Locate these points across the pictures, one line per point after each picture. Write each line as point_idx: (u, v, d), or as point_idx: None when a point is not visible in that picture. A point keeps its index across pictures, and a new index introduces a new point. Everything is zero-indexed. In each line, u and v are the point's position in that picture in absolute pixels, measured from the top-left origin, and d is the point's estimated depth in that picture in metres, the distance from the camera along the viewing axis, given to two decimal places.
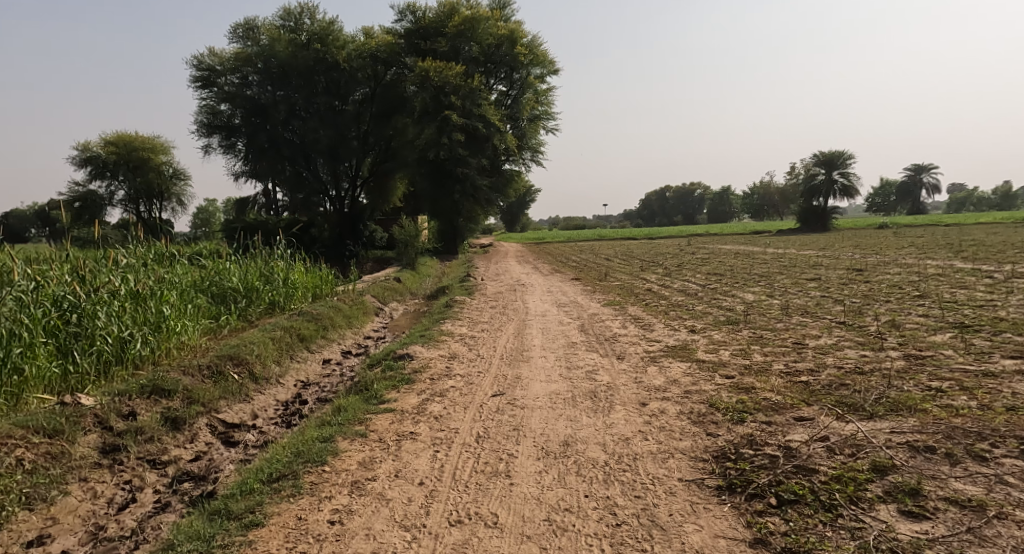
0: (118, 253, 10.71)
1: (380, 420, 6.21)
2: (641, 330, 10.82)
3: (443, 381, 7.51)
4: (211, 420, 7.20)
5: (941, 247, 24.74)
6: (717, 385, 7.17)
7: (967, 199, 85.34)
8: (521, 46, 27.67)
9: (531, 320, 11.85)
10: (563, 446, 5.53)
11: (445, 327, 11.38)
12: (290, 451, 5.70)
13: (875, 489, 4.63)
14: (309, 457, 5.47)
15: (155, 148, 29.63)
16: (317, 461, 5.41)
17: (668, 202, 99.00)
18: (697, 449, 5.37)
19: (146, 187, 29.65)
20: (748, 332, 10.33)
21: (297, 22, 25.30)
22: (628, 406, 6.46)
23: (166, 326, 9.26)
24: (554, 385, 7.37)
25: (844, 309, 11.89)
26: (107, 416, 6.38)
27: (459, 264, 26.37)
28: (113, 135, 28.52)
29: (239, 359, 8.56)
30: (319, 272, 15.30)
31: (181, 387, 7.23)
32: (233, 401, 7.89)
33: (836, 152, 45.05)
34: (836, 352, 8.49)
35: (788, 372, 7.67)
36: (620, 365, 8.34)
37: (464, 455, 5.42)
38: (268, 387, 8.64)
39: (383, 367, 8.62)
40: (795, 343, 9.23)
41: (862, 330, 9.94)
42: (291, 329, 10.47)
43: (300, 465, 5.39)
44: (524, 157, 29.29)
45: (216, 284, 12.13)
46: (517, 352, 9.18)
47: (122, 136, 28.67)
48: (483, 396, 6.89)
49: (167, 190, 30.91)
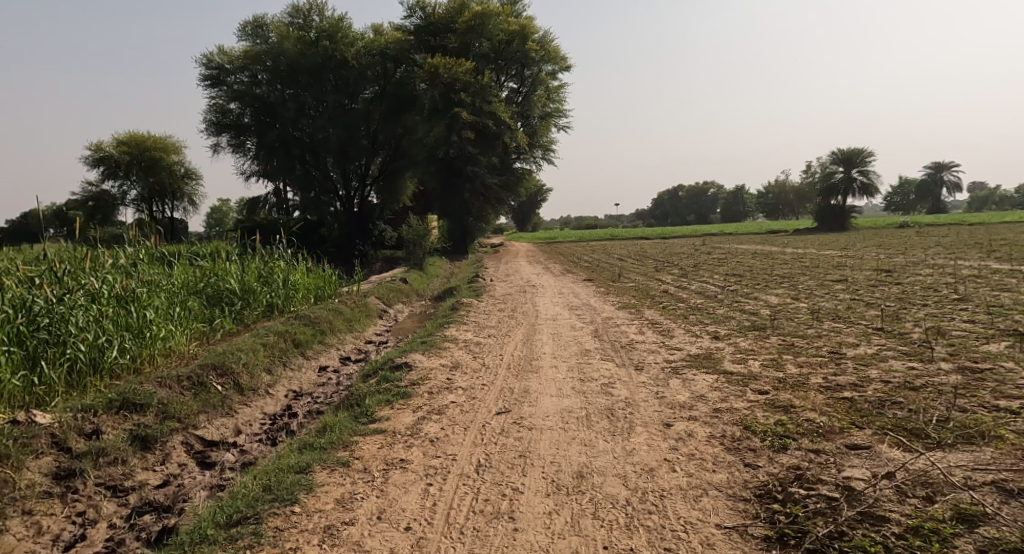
0: (103, 254, 10.05)
1: (367, 444, 5.41)
2: (660, 336, 10.05)
3: (443, 396, 6.76)
4: (188, 438, 6.49)
5: (972, 246, 23.79)
6: (749, 402, 6.40)
7: (989, 198, 83.71)
8: (532, 42, 26.84)
9: (542, 325, 11.11)
10: (576, 478, 4.76)
11: (450, 333, 10.67)
12: (260, 484, 4.94)
13: (965, 546, 3.84)
14: (278, 495, 4.72)
15: (166, 147, 29.14)
16: (286, 500, 4.65)
17: (680, 202, 97.64)
18: (736, 485, 4.59)
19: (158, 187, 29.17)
20: (777, 338, 9.56)
21: (305, 20, 24.60)
22: (650, 428, 5.69)
23: (150, 333, 8.62)
24: (566, 400, 6.61)
25: (880, 313, 11.10)
26: (65, 435, 5.70)
27: (468, 265, 25.65)
28: (125, 135, 27.99)
29: (224, 369, 7.84)
30: (322, 273, 14.63)
31: (155, 400, 6.55)
32: (214, 416, 7.12)
33: (855, 150, 43.93)
34: (879, 363, 7.71)
35: (828, 386, 6.89)
36: (638, 377, 7.56)
37: (461, 490, 4.66)
38: (256, 399, 7.93)
39: (379, 378, 7.86)
40: (831, 353, 8.45)
41: (903, 337, 9.18)
42: (285, 334, 9.80)
43: (266, 504, 4.64)
44: (535, 155, 28.58)
45: (213, 285, 11.49)
46: (526, 361, 8.44)
47: (134, 136, 28.09)
48: (485, 414, 6.15)
49: (179, 191, 30.36)
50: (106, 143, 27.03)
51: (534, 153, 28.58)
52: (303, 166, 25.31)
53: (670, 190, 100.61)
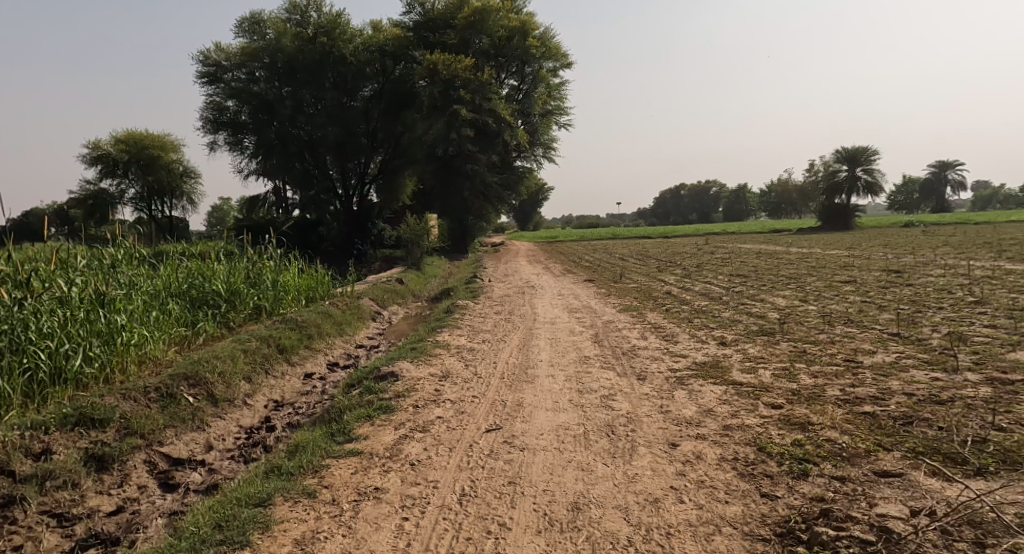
0: (77, 256, 9.51)
1: (340, 469, 4.89)
2: (664, 341, 9.51)
3: (429, 411, 6.22)
4: (152, 456, 5.98)
5: (982, 246, 23.20)
6: (762, 417, 5.85)
7: (993, 197, 83.18)
8: (533, 38, 26.25)
9: (540, 329, 10.57)
10: (572, 510, 4.28)
11: (443, 338, 10.13)
12: (211, 520, 4.45)
13: None
14: (229, 535, 4.23)
15: (165, 145, 28.63)
16: (237, 542, 4.16)
17: (682, 201, 97.10)
18: (752, 520, 4.10)
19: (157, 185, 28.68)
20: (787, 345, 9.03)
21: (303, 16, 23.94)
22: (654, 448, 5.16)
23: (121, 338, 8.11)
24: (562, 415, 6.08)
25: (894, 317, 10.56)
26: (8, 457, 5.26)
27: (468, 265, 25.13)
28: (123, 133, 27.52)
29: (196, 379, 7.30)
30: (315, 273, 14.06)
31: (117, 414, 6.03)
32: (183, 431, 6.60)
33: (860, 148, 43.42)
34: (900, 374, 7.16)
35: (846, 400, 6.37)
36: (642, 389, 7.02)
37: (441, 526, 4.18)
38: (231, 411, 7.42)
39: (363, 390, 7.34)
40: (847, 361, 7.92)
41: (922, 343, 8.65)
42: (268, 339, 9.29)
43: (213, 547, 4.15)
44: (535, 153, 28.03)
45: (197, 287, 10.95)
46: (521, 369, 7.92)
47: (132, 134, 27.55)
48: (474, 432, 5.62)
49: (179, 189, 29.85)
50: (103, 141, 26.49)
51: (535, 151, 28.03)
52: (302, 164, 24.74)
53: (672, 189, 100.03)
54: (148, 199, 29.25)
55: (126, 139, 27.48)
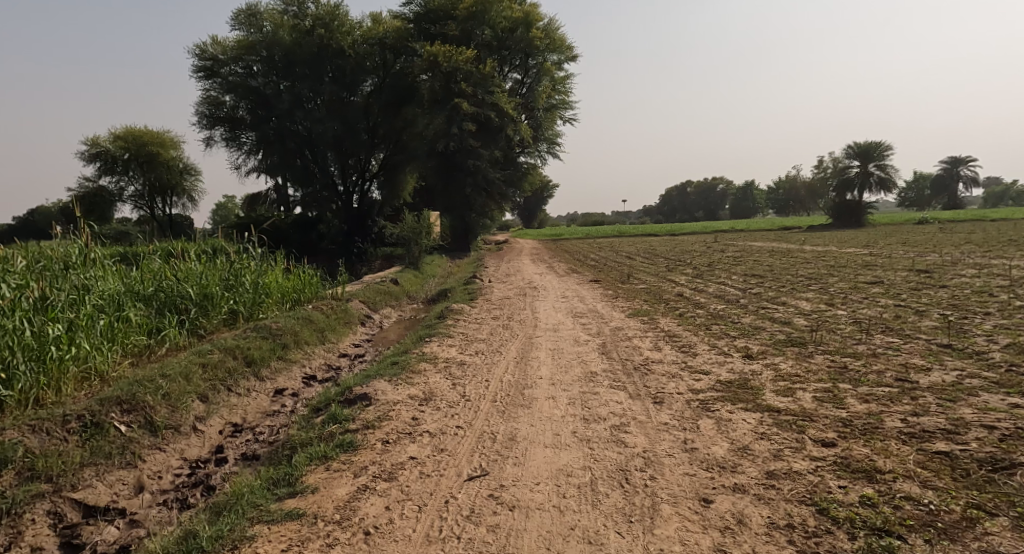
0: (18, 256, 8.34)
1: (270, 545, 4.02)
2: (680, 353, 8.33)
3: (401, 448, 5.09)
4: (58, 506, 5.14)
5: (1008, 244, 21.98)
6: (813, 461, 4.66)
7: (1005, 193, 81.48)
8: (536, 29, 25.08)
9: (540, 338, 9.39)
10: None
11: (430, 349, 8.95)
12: None
13: None
14: None
15: (165, 142, 27.44)
16: None
17: (689, 199, 95.52)
18: None
19: (156, 182, 27.52)
20: (824, 358, 7.84)
21: (300, 8, 22.80)
22: (680, 510, 4.19)
23: (53, 353, 7.01)
24: (564, 454, 4.92)
25: (938, 325, 9.35)
26: None
27: (468, 264, 23.87)
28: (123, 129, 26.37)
29: (131, 405, 6.06)
30: (302, 274, 12.86)
31: (17, 453, 5.18)
32: (108, 469, 5.54)
33: (872, 143, 42.17)
34: (971, 399, 5.95)
35: (913, 434, 5.20)
36: (659, 416, 5.85)
37: None
38: (175, 440, 6.19)
39: (329, 416, 6.18)
40: (899, 380, 6.72)
41: (983, 358, 7.43)
42: (234, 351, 8.12)
43: None
44: (540, 149, 26.85)
45: (166, 290, 9.64)
46: (518, 390, 6.74)
47: (131, 131, 26.43)
48: (453, 481, 4.56)
49: (180, 188, 28.70)
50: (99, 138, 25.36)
51: (539, 147, 26.84)
52: (303, 161, 23.63)
53: (677, 186, 98.56)
54: (149, 197, 28.14)
55: (125, 135, 26.32)
